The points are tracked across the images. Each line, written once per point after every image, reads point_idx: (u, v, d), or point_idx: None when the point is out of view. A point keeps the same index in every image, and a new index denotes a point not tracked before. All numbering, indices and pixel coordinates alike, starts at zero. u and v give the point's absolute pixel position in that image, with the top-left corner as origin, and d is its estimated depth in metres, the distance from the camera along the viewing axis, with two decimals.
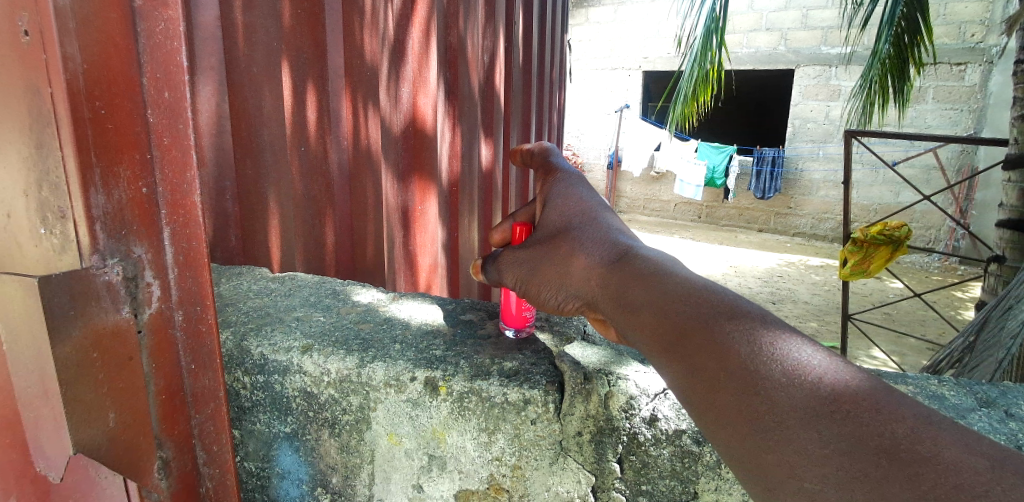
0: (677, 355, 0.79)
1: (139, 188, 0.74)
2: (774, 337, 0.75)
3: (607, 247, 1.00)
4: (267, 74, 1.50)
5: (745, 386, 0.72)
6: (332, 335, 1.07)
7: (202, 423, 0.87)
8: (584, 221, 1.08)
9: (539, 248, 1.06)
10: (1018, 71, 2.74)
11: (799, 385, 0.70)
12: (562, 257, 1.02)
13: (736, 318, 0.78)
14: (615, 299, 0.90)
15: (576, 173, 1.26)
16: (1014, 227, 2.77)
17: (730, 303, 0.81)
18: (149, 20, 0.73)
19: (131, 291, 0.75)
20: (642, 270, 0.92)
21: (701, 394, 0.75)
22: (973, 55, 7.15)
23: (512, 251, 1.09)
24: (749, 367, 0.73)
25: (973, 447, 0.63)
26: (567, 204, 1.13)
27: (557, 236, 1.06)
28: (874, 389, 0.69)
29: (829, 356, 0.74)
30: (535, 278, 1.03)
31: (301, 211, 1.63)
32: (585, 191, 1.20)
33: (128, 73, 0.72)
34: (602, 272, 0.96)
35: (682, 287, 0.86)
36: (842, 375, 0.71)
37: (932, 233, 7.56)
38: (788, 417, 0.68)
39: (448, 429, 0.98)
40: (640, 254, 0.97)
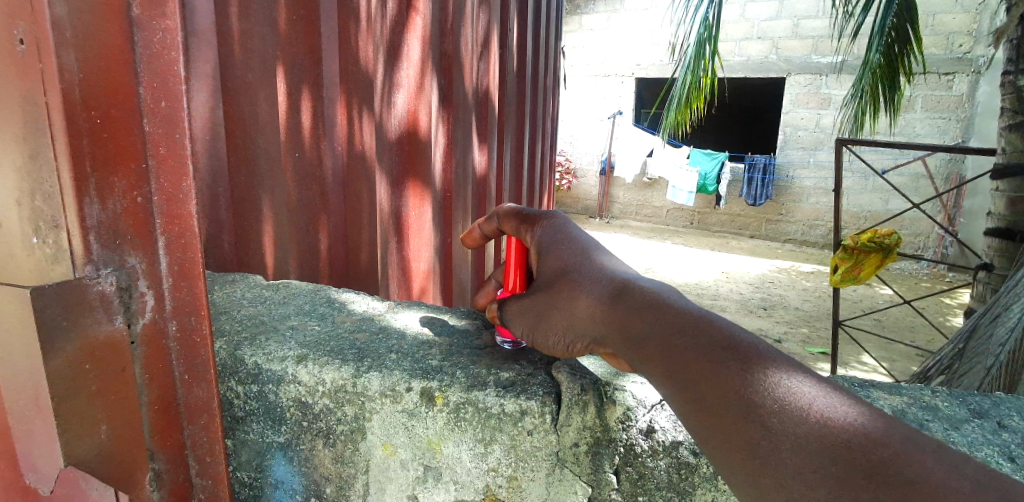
0: (675, 381, 0.79)
1: (135, 198, 0.74)
2: (769, 367, 0.76)
3: (607, 281, 0.99)
4: (262, 82, 1.48)
5: (740, 410, 0.73)
6: (327, 345, 1.06)
7: (196, 434, 0.85)
8: (581, 261, 1.05)
9: (539, 294, 1.03)
10: (1006, 82, 2.76)
11: (794, 411, 0.71)
12: (565, 301, 0.99)
13: (730, 344, 0.79)
14: (621, 340, 0.89)
15: (562, 213, 1.21)
16: (1002, 235, 2.78)
17: (725, 331, 0.81)
18: (148, 30, 0.72)
19: (125, 301, 0.75)
20: (641, 306, 0.91)
21: (696, 414, 0.76)
22: (961, 65, 7.22)
23: (513, 300, 1.06)
24: (744, 393, 0.74)
25: (963, 463, 0.65)
26: (562, 245, 1.10)
27: (556, 279, 1.04)
28: (873, 424, 0.69)
29: (828, 394, 0.73)
30: (542, 326, 1.01)
31: (296, 219, 1.63)
32: (577, 231, 1.16)
33: (125, 81, 0.71)
34: (605, 307, 0.95)
35: (680, 320, 0.85)
36: (839, 408, 0.71)
37: (922, 241, 7.63)
38: (784, 438, 0.70)
39: (444, 439, 0.98)
40: (637, 283, 0.96)
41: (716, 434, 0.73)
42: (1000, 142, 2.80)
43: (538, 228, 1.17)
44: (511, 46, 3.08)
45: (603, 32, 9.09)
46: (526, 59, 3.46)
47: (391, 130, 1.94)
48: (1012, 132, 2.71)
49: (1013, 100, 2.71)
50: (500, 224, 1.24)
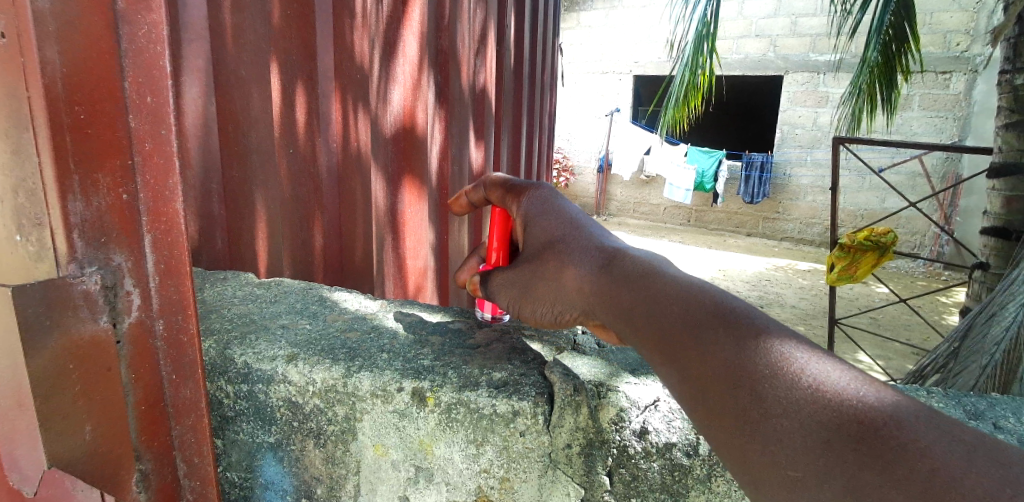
0: (667, 355, 0.79)
1: (120, 194, 0.72)
2: (760, 333, 0.75)
3: (594, 252, 1.00)
4: (255, 77, 1.47)
5: (732, 380, 0.72)
6: (317, 344, 1.05)
7: (184, 435, 0.84)
8: (568, 233, 1.06)
9: (526, 267, 1.06)
10: (1003, 81, 2.75)
11: (785, 377, 0.70)
12: (553, 275, 1.01)
13: (722, 315, 0.78)
14: (609, 312, 0.90)
15: (549, 184, 1.21)
16: (998, 234, 2.78)
17: (716, 303, 0.80)
18: (132, 23, 0.71)
19: (110, 300, 0.73)
20: (629, 277, 0.92)
21: (691, 384, 0.75)
22: (958, 64, 7.22)
23: (503, 275, 1.10)
24: (738, 362, 0.73)
25: (951, 432, 0.63)
26: (549, 217, 1.11)
27: (543, 251, 1.05)
28: (866, 387, 0.68)
29: (817, 358, 0.71)
30: (532, 298, 1.04)
31: (291, 215, 1.61)
32: (563, 202, 1.16)
33: (110, 76, 0.69)
34: (593, 277, 0.96)
35: (671, 292, 0.85)
36: (833, 372, 0.69)
37: (918, 239, 7.63)
38: (777, 405, 0.69)
39: (436, 440, 0.97)
40: (626, 254, 0.97)
41: (713, 407, 0.72)
42: (996, 141, 2.79)
43: (524, 202, 1.17)
44: (507, 42, 3.06)
45: (601, 29, 9.07)
46: (523, 56, 3.44)
47: (386, 127, 1.92)
48: (1008, 131, 2.70)
49: (1010, 99, 2.71)
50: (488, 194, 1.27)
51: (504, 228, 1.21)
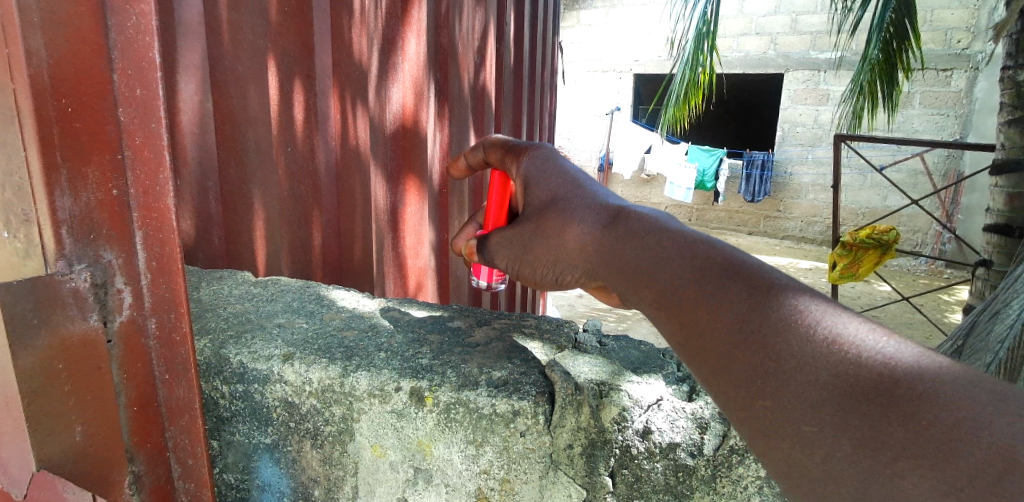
0: (675, 315, 0.76)
1: (109, 190, 0.71)
2: (773, 288, 0.72)
3: (598, 211, 0.99)
4: (252, 74, 1.45)
5: (742, 335, 0.69)
6: (314, 343, 1.03)
7: (178, 436, 0.82)
8: (569, 191, 1.06)
9: (527, 225, 1.07)
10: (1005, 77, 2.73)
11: (799, 330, 0.67)
12: (553, 233, 1.01)
13: (736, 272, 0.75)
14: (613, 271, 0.88)
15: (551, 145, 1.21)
16: (1002, 232, 2.75)
17: (728, 262, 0.77)
18: (121, 14, 0.69)
19: (100, 298, 0.72)
20: (633, 235, 0.89)
21: (701, 341, 0.72)
22: (959, 61, 7.20)
23: (504, 234, 1.11)
24: (754, 317, 0.70)
25: (976, 384, 0.58)
26: (549, 176, 1.11)
27: (544, 209, 1.05)
28: (886, 336, 0.64)
29: (827, 312, 0.68)
30: (531, 257, 1.05)
31: (289, 214, 1.59)
32: (563, 161, 1.16)
33: (98, 69, 0.68)
34: (597, 236, 0.95)
35: (679, 250, 0.82)
36: (849, 324, 0.66)
37: (920, 236, 7.60)
38: (789, 359, 0.66)
39: (434, 441, 0.95)
40: (631, 213, 0.95)
41: (727, 367, 0.69)
42: (999, 138, 2.77)
43: (524, 161, 1.18)
44: (507, 40, 3.04)
45: (601, 28, 9.03)
46: (524, 54, 3.42)
47: (386, 125, 1.91)
48: (1011, 127, 2.68)
49: (1012, 95, 2.68)
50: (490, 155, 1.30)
51: (503, 191, 1.23)
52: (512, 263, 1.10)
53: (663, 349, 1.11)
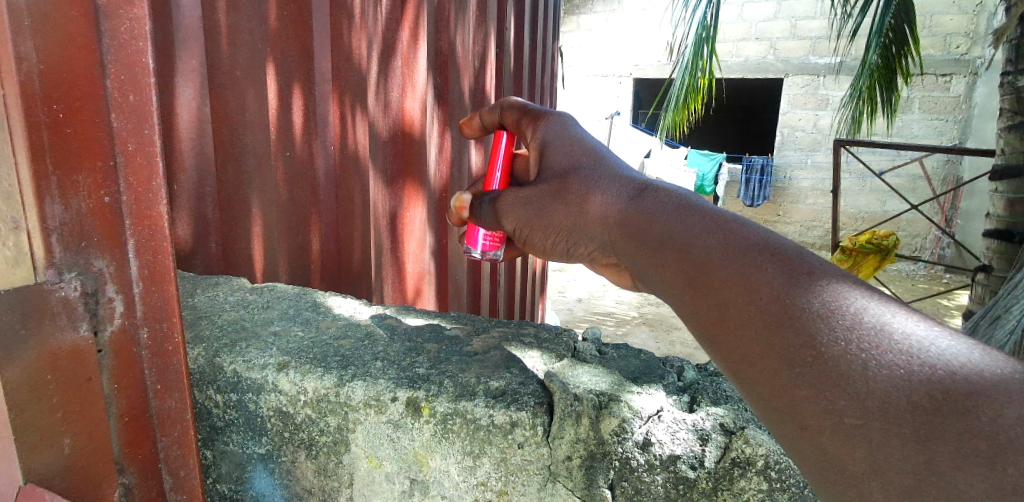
0: (706, 297, 0.74)
1: (101, 198, 0.69)
2: (811, 274, 0.71)
3: (622, 182, 0.97)
4: (250, 78, 1.43)
5: (781, 320, 0.68)
6: (310, 352, 1.02)
7: (169, 447, 0.81)
8: (589, 161, 1.04)
9: (543, 190, 1.06)
10: (1006, 82, 2.72)
11: (843, 317, 0.65)
12: (573, 202, 1.00)
13: (755, 252, 0.74)
14: (633, 242, 0.87)
15: (568, 113, 1.19)
16: (1001, 237, 2.73)
17: (748, 243, 0.75)
18: (114, 19, 0.68)
19: (91, 307, 0.70)
20: (653, 208, 0.88)
21: (735, 324, 0.71)
22: (958, 67, 7.21)
23: (515, 194, 1.11)
24: (774, 300, 0.69)
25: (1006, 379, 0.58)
26: (567, 144, 1.09)
27: (562, 177, 1.04)
28: (933, 327, 0.63)
29: (848, 292, 0.68)
30: (546, 223, 1.06)
31: (286, 218, 1.58)
32: (580, 128, 1.14)
33: (90, 74, 0.66)
34: (621, 208, 0.93)
35: (699, 224, 0.81)
36: (893, 313, 0.65)
37: (919, 241, 7.59)
38: (832, 346, 0.64)
39: (431, 452, 0.94)
40: (658, 188, 0.93)
41: (744, 358, 0.69)
42: (998, 143, 2.76)
43: (539, 126, 1.16)
44: (507, 44, 3.04)
45: (601, 33, 9.02)
46: (523, 58, 3.42)
47: (386, 130, 1.90)
48: (1010, 133, 2.67)
49: (1012, 101, 2.67)
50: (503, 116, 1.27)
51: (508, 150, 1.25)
52: (523, 224, 1.11)
53: (663, 357, 1.11)
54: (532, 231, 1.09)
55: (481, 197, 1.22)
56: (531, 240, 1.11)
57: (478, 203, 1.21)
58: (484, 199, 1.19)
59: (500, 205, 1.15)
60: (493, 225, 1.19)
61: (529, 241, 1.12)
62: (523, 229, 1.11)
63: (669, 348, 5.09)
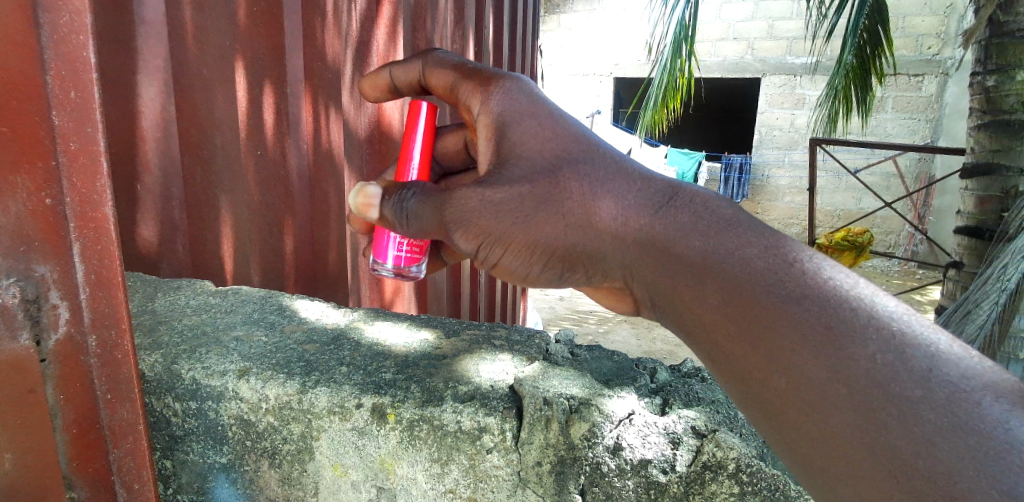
0: (760, 339, 0.72)
1: (42, 199, 0.66)
2: (878, 319, 0.69)
3: (642, 188, 0.87)
4: (219, 76, 1.38)
5: (850, 371, 0.67)
6: (273, 358, 0.99)
7: (123, 458, 0.77)
8: (581, 151, 0.92)
9: (523, 192, 0.90)
10: (975, 83, 2.75)
11: (909, 373, 0.66)
12: (575, 211, 0.88)
13: (833, 297, 0.72)
14: (666, 265, 0.82)
15: (521, 76, 1.05)
16: (971, 234, 2.77)
17: (817, 284, 0.74)
18: (54, 11, 0.64)
19: (32, 315, 0.67)
20: (687, 224, 0.82)
21: (791, 372, 0.70)
22: (929, 67, 7.35)
23: (479, 194, 0.90)
24: (834, 347, 0.69)
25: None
26: (539, 128, 0.95)
27: (551, 174, 0.90)
28: (987, 369, 0.66)
29: (950, 356, 0.67)
30: (534, 239, 0.91)
31: (258, 220, 1.54)
32: (541, 97, 1.01)
33: (27, 70, 0.63)
34: (644, 223, 0.85)
35: (755, 253, 0.78)
36: (956, 363, 0.67)
37: (893, 238, 7.71)
38: (903, 403, 0.64)
39: (398, 459, 0.91)
40: (689, 193, 0.86)
41: (748, 373, 0.73)
42: (969, 142, 2.79)
43: (495, 96, 1.02)
44: (488, 43, 3.01)
45: (581, 31, 9.02)
46: (504, 57, 3.40)
47: (363, 129, 1.87)
48: (980, 131, 2.70)
49: (981, 101, 2.71)
50: (428, 77, 1.18)
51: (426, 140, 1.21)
52: (490, 239, 0.92)
53: (636, 358, 1.10)
54: (507, 249, 0.93)
55: (405, 188, 0.96)
56: (500, 261, 0.94)
57: (402, 197, 0.95)
58: (409, 190, 0.95)
59: (449, 208, 0.92)
60: (431, 231, 0.95)
61: (495, 261, 0.95)
62: (488, 243, 0.92)
63: (650, 346, 5.11)
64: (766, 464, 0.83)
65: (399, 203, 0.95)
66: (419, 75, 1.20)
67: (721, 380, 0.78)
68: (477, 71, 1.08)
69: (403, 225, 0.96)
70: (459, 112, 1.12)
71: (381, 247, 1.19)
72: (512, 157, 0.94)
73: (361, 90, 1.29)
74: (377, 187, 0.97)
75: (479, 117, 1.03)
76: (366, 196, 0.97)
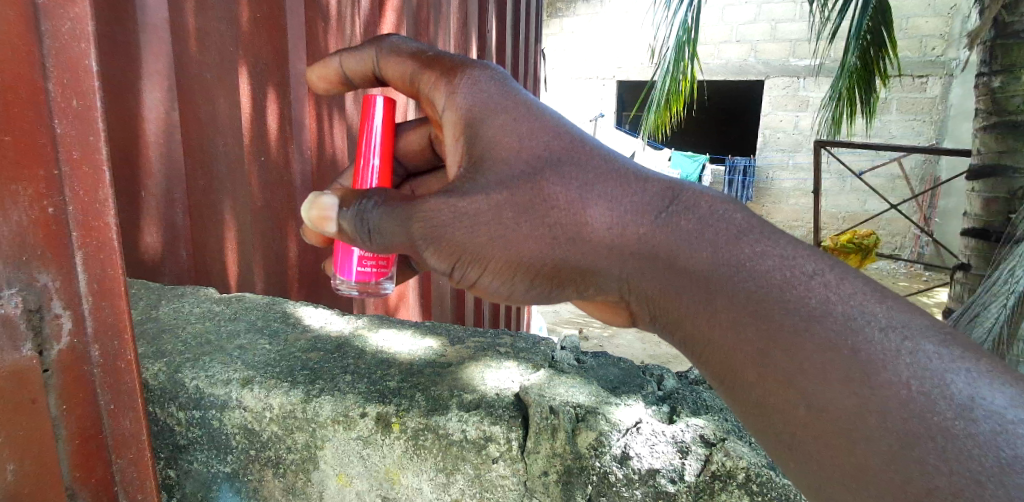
0: (781, 358, 0.71)
1: (44, 208, 0.65)
2: (908, 341, 0.69)
3: (640, 194, 0.82)
4: (220, 82, 1.38)
5: (871, 389, 0.67)
6: (276, 366, 0.99)
7: (125, 469, 0.77)
8: (565, 151, 0.85)
9: (502, 200, 0.83)
10: (980, 84, 2.73)
11: (938, 394, 0.66)
12: (563, 220, 0.82)
13: (859, 313, 0.70)
14: (674, 279, 0.79)
15: (490, 63, 0.95)
16: (979, 235, 2.75)
17: (846, 304, 0.71)
18: (55, 19, 0.64)
19: (35, 324, 0.66)
20: (692, 234, 0.78)
21: (810, 391, 0.70)
22: (934, 68, 7.32)
23: (450, 206, 0.83)
24: (851, 365, 0.68)
25: None
26: (515, 126, 0.87)
27: (533, 179, 0.84)
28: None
29: (994, 384, 0.66)
30: (517, 257, 0.85)
31: (260, 225, 1.54)
32: (514, 86, 0.92)
33: (29, 78, 0.63)
34: (641, 235, 0.80)
35: (771, 262, 0.74)
36: (991, 389, 0.66)
37: (899, 240, 7.68)
38: (933, 425, 0.65)
39: (403, 469, 0.90)
40: (691, 196, 0.81)
41: (764, 399, 0.73)
42: (975, 143, 2.77)
43: (462, 88, 0.92)
44: (489, 47, 3.02)
45: (583, 35, 9.02)
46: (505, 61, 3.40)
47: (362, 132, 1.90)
48: (986, 133, 2.68)
49: (987, 102, 2.69)
50: (383, 67, 1.06)
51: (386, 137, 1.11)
52: (467, 256, 0.86)
53: (643, 365, 1.08)
54: (486, 268, 0.87)
55: (365, 197, 0.88)
56: (479, 281, 0.88)
57: (362, 207, 0.88)
58: (370, 199, 0.88)
59: (419, 221, 0.85)
60: (398, 247, 0.88)
61: (473, 282, 0.89)
62: (464, 260, 0.87)
63: (655, 349, 5.09)
64: (776, 473, 0.81)
65: (356, 214, 0.88)
66: (373, 66, 1.08)
67: (723, 393, 0.77)
68: (439, 59, 0.97)
69: (364, 239, 0.89)
70: (421, 105, 1.00)
71: (343, 265, 1.12)
72: (486, 162, 0.86)
73: (308, 82, 1.14)
74: (329, 196, 0.90)
75: (445, 113, 0.93)
76: (319, 208, 0.89)
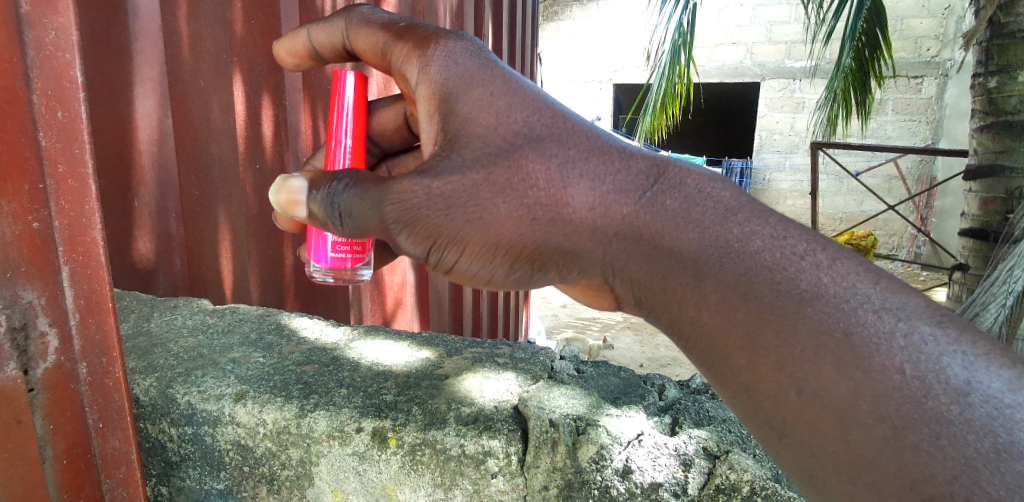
0: (767, 348, 0.70)
1: (28, 223, 0.63)
2: (903, 322, 0.67)
3: (623, 170, 0.80)
4: (215, 89, 1.36)
5: (869, 387, 0.65)
6: (270, 380, 0.97)
7: (115, 489, 0.75)
8: (544, 127, 0.84)
9: (477, 180, 0.82)
10: (977, 84, 2.72)
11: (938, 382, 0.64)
12: (544, 200, 0.81)
13: (851, 296, 0.69)
14: (665, 266, 0.76)
15: (467, 33, 0.92)
16: (977, 236, 2.75)
17: (838, 285, 0.69)
18: (38, 29, 0.62)
19: (19, 344, 0.64)
20: (678, 214, 0.76)
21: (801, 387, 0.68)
22: (929, 68, 7.33)
23: (425, 186, 0.82)
24: (841, 358, 0.66)
25: None
26: (490, 100, 0.85)
27: (511, 158, 0.82)
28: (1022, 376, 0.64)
29: (991, 367, 0.65)
30: (496, 240, 0.84)
31: (256, 232, 1.52)
32: (488, 57, 0.89)
33: (13, 90, 0.61)
34: (625, 219, 0.78)
35: (760, 244, 0.72)
36: (986, 373, 0.64)
37: (896, 241, 7.68)
38: (931, 416, 0.63)
39: (400, 485, 0.88)
40: (676, 171, 0.79)
41: (753, 384, 0.71)
42: (972, 143, 2.75)
43: (435, 60, 0.88)
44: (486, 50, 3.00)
45: (580, 39, 9.01)
46: None
47: None
48: (982, 133, 2.67)
49: (982, 102, 2.68)
50: (353, 40, 1.01)
51: (358, 117, 1.09)
52: (445, 238, 0.85)
53: (644, 374, 1.07)
54: (464, 250, 0.85)
55: (336, 179, 0.85)
56: (458, 265, 0.87)
57: (333, 189, 0.84)
58: (341, 180, 0.85)
59: (393, 203, 0.83)
60: (372, 229, 0.85)
61: (452, 265, 0.87)
62: (441, 243, 0.85)
63: (654, 352, 5.07)
64: (782, 486, 0.80)
65: (326, 197, 0.85)
66: (343, 39, 1.03)
67: (716, 384, 0.75)
68: (412, 30, 0.93)
69: (335, 223, 0.85)
70: (394, 80, 0.97)
71: (317, 249, 1.11)
72: (460, 139, 0.84)
73: (277, 58, 1.11)
74: (296, 177, 0.87)
75: (417, 87, 0.90)
76: (289, 193, 0.87)
